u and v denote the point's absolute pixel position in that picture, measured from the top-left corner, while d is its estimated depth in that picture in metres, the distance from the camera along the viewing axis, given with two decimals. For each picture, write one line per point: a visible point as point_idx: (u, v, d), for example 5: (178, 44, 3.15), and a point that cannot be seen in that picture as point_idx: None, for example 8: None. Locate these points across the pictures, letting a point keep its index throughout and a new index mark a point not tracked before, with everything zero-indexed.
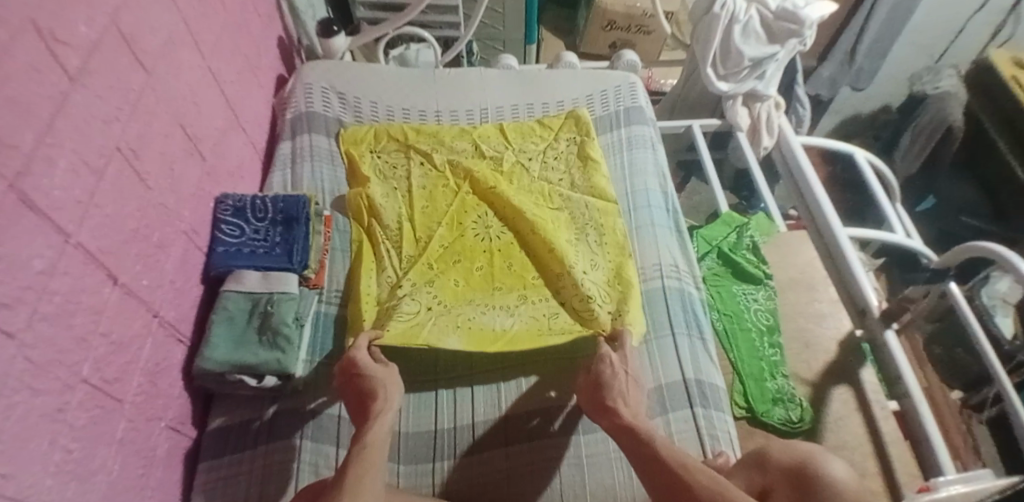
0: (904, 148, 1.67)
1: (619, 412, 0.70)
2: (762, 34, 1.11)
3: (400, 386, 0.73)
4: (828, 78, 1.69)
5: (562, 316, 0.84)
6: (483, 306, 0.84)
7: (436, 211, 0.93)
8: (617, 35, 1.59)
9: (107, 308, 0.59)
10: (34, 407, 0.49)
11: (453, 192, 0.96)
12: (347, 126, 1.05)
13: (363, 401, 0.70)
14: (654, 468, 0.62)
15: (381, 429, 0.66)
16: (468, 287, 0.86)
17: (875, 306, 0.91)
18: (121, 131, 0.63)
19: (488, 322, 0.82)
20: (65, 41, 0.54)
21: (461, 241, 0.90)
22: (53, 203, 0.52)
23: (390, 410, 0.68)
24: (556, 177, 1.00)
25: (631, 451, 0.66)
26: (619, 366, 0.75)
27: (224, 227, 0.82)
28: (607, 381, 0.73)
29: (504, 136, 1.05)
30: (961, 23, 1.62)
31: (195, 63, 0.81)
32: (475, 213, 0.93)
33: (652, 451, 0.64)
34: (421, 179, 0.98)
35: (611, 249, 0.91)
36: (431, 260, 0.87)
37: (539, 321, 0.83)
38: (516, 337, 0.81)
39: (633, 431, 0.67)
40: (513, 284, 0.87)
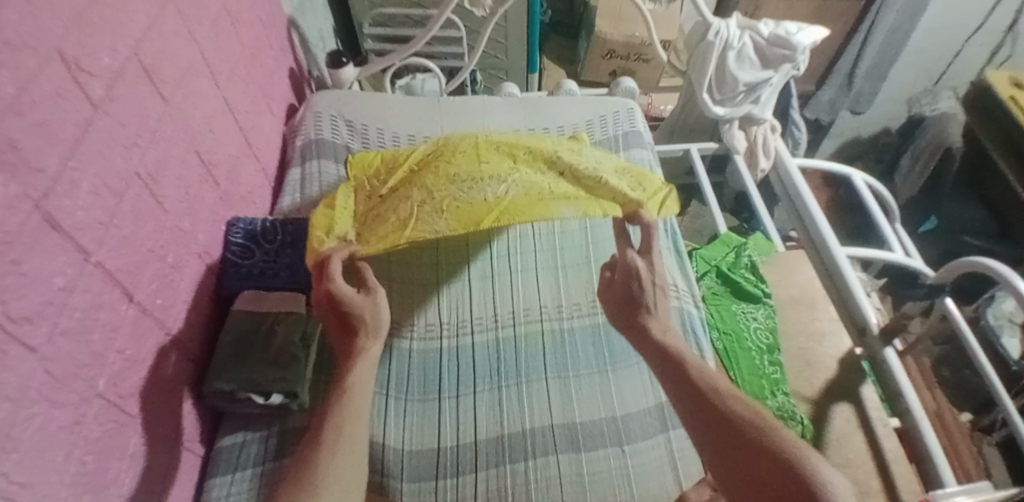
0: (905, 171, 1.69)
1: (648, 327, 0.70)
2: (757, 60, 1.14)
3: (384, 315, 0.71)
4: (828, 101, 1.71)
5: None
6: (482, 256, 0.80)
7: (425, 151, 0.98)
8: (617, 63, 1.64)
9: (123, 325, 0.62)
10: (52, 418, 0.51)
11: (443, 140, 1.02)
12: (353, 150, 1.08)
13: (347, 331, 0.70)
14: (686, 385, 0.61)
15: (364, 374, 0.66)
16: (452, 165, 0.89)
17: (874, 324, 0.92)
18: (140, 157, 0.66)
19: (477, 195, 0.84)
20: (89, 70, 0.58)
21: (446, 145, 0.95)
22: (76, 224, 0.55)
23: (373, 351, 0.68)
24: (549, 140, 1.02)
25: (665, 371, 0.64)
26: (649, 278, 0.73)
27: (234, 249, 0.85)
28: (639, 298, 0.72)
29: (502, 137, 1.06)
30: (958, 46, 1.67)
31: (210, 91, 0.85)
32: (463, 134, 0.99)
33: (686, 373, 0.62)
34: (417, 142, 1.05)
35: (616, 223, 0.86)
36: (413, 166, 0.92)
37: (533, 187, 0.86)
38: (514, 201, 0.83)
39: (668, 356, 0.65)
40: (501, 159, 0.91)
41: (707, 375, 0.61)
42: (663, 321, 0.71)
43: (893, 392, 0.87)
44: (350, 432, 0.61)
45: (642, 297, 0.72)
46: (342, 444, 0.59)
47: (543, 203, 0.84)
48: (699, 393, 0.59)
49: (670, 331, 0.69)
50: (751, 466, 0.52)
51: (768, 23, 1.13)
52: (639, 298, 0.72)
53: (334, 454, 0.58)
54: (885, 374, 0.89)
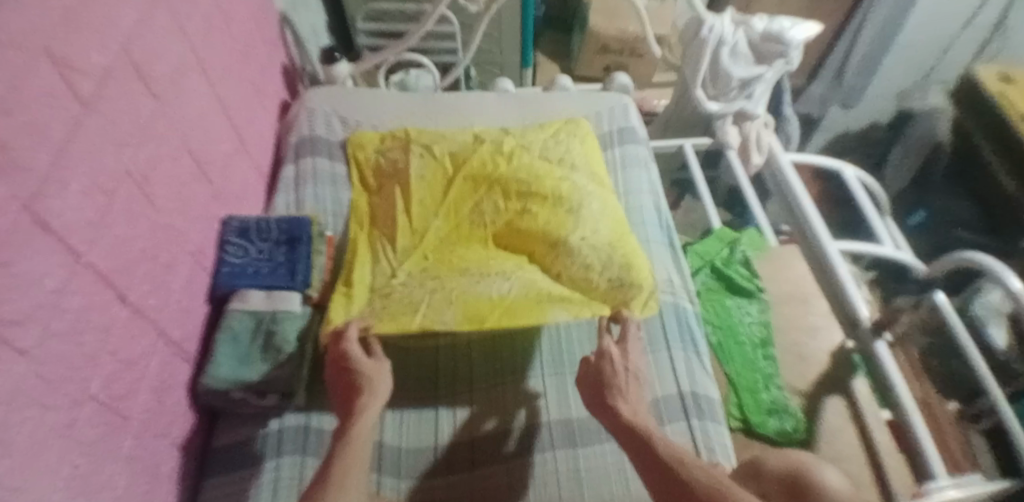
0: (896, 162, 1.85)
1: (618, 409, 0.70)
2: (750, 56, 1.15)
3: (389, 378, 0.73)
4: (819, 96, 1.80)
5: (556, 287, 0.84)
6: (478, 276, 0.82)
7: (432, 202, 0.94)
8: (611, 58, 1.64)
9: (115, 326, 0.61)
10: (43, 421, 0.51)
11: (450, 181, 0.96)
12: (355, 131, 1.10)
13: (349, 395, 0.71)
14: (650, 461, 0.64)
15: (369, 425, 0.68)
16: (463, 258, 0.86)
17: (865, 315, 0.93)
18: (131, 156, 0.66)
19: (483, 290, 0.80)
20: (77, 68, 0.57)
21: (458, 230, 0.91)
22: (65, 225, 0.54)
23: (376, 406, 0.69)
24: (556, 157, 1.00)
25: (634, 450, 0.66)
26: (620, 362, 0.75)
27: (229, 249, 0.85)
28: (608, 378, 0.73)
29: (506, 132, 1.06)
30: (948, 40, 1.66)
31: (202, 89, 0.84)
32: (471, 202, 0.94)
33: (649, 448, 0.65)
34: (420, 168, 0.98)
35: (612, 222, 0.92)
36: (427, 251, 0.87)
37: (535, 285, 0.82)
38: (514, 303, 0.80)
39: (632, 432, 0.67)
40: (507, 257, 0.87)
41: (672, 449, 0.64)
42: (634, 403, 0.71)
43: (884, 384, 0.88)
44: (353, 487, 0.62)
45: (610, 375, 0.73)
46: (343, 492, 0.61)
47: (539, 303, 0.80)
48: (666, 469, 0.62)
49: (640, 413, 0.70)
50: None
51: (762, 18, 1.12)
52: (610, 379, 0.73)
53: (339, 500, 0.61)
54: (876, 367, 0.90)
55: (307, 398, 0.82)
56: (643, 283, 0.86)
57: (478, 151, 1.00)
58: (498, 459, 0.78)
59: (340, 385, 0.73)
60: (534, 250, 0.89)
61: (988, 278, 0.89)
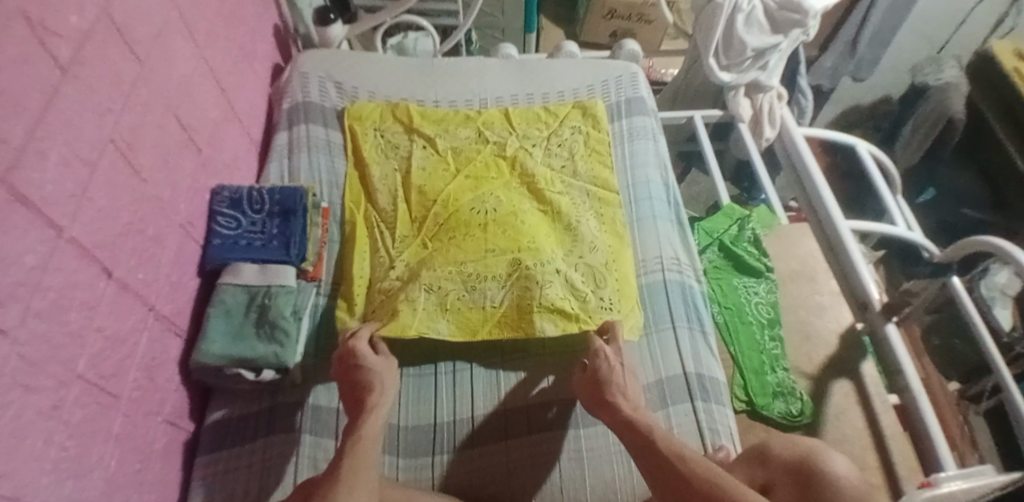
0: (906, 139, 1.67)
1: (618, 407, 0.69)
2: (766, 24, 1.09)
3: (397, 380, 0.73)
4: (830, 68, 1.63)
5: (553, 285, 0.81)
6: (472, 280, 0.82)
7: (432, 190, 0.93)
8: (617, 24, 1.57)
9: (102, 303, 0.58)
10: (29, 405, 0.48)
11: (453, 175, 0.95)
12: (353, 101, 1.05)
13: (357, 398, 0.69)
14: (650, 454, 0.62)
15: (376, 422, 0.66)
16: (459, 250, 0.84)
17: (875, 298, 0.91)
18: (114, 123, 0.62)
19: (478, 299, 0.81)
20: (55, 31, 0.53)
21: (455, 216, 0.88)
22: (45, 198, 0.51)
23: (385, 404, 0.68)
24: (558, 166, 0.99)
25: (631, 442, 0.65)
26: (615, 360, 0.75)
27: (220, 220, 0.81)
28: (606, 377, 0.73)
29: (509, 121, 1.04)
30: (965, 12, 1.58)
31: (189, 52, 0.79)
32: (471, 194, 0.92)
33: (649, 443, 0.63)
34: (422, 161, 0.97)
35: (610, 235, 0.91)
36: (427, 238, 0.87)
37: (529, 291, 0.80)
38: (507, 316, 0.80)
39: (632, 426, 0.66)
40: (506, 246, 0.84)
41: (670, 442, 0.63)
42: (633, 399, 0.71)
43: (893, 367, 0.86)
44: (365, 474, 0.60)
45: (608, 374, 0.73)
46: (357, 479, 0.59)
47: (528, 313, 0.79)
48: (663, 461, 0.60)
49: (640, 408, 0.70)
50: None
51: None
52: (609, 377, 0.72)
53: (352, 486, 0.58)
54: (885, 350, 0.88)
55: (303, 374, 0.79)
56: (637, 307, 0.85)
57: (481, 152, 0.99)
58: (543, 423, 0.78)
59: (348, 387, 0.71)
60: (533, 238, 0.85)
61: (1005, 262, 0.87)
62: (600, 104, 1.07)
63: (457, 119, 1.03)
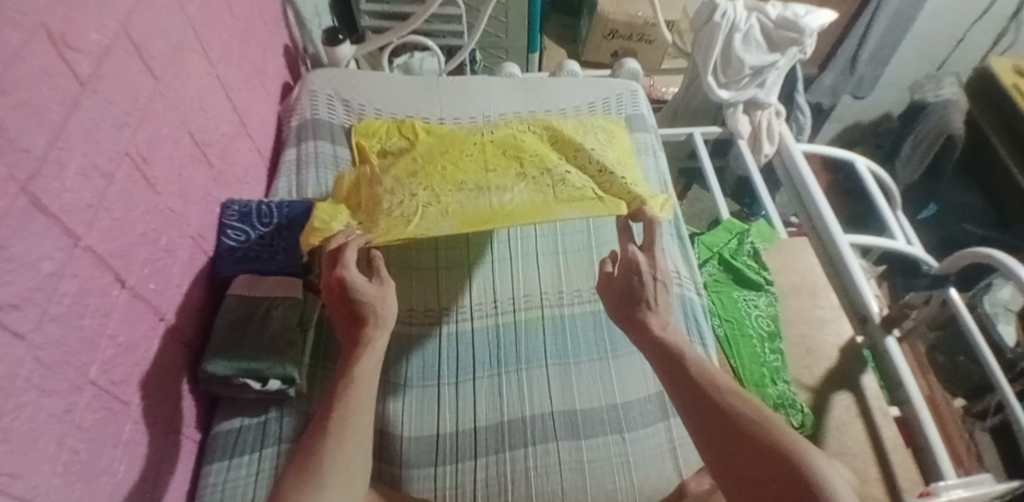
0: (907, 154, 1.63)
1: (648, 321, 0.69)
2: (764, 43, 1.12)
3: (395, 308, 0.70)
4: (830, 86, 1.66)
5: (566, 180, 0.87)
6: (474, 190, 0.85)
7: (430, 135, 0.99)
8: (619, 43, 1.60)
9: (114, 310, 0.60)
10: (42, 407, 0.50)
11: (449, 132, 0.99)
12: (358, 121, 1.07)
13: (350, 318, 0.68)
14: (687, 382, 0.60)
15: (370, 363, 0.65)
16: (457, 170, 0.88)
17: (875, 312, 0.92)
18: (130, 137, 0.64)
19: (482, 201, 0.83)
20: (77, 47, 0.56)
21: (452, 142, 0.95)
22: (63, 206, 0.53)
23: (382, 338, 0.67)
24: (558, 121, 1.04)
25: (666, 370, 0.63)
26: (649, 270, 0.72)
27: (229, 232, 0.83)
28: (643, 296, 0.71)
29: (510, 119, 1.06)
30: (963, 30, 1.60)
31: (203, 69, 0.82)
32: (468, 128, 0.99)
33: (686, 371, 0.61)
34: (420, 134, 1.00)
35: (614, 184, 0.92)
36: (418, 157, 0.91)
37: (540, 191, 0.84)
38: (517, 208, 0.82)
39: (667, 351, 0.65)
40: (507, 164, 0.90)
41: (708, 371, 0.61)
42: (665, 318, 0.70)
43: (894, 380, 0.87)
44: (355, 421, 0.61)
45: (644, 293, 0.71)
46: (348, 423, 0.60)
47: (546, 206, 0.82)
48: (701, 391, 0.58)
49: (671, 328, 0.69)
50: (755, 465, 0.51)
51: (775, 5, 1.12)
52: (643, 295, 0.71)
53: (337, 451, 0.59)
54: (886, 364, 0.89)
55: (308, 384, 0.81)
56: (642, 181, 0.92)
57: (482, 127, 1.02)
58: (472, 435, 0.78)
59: (341, 311, 0.69)
60: (534, 155, 0.91)
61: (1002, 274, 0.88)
62: (608, 116, 1.10)
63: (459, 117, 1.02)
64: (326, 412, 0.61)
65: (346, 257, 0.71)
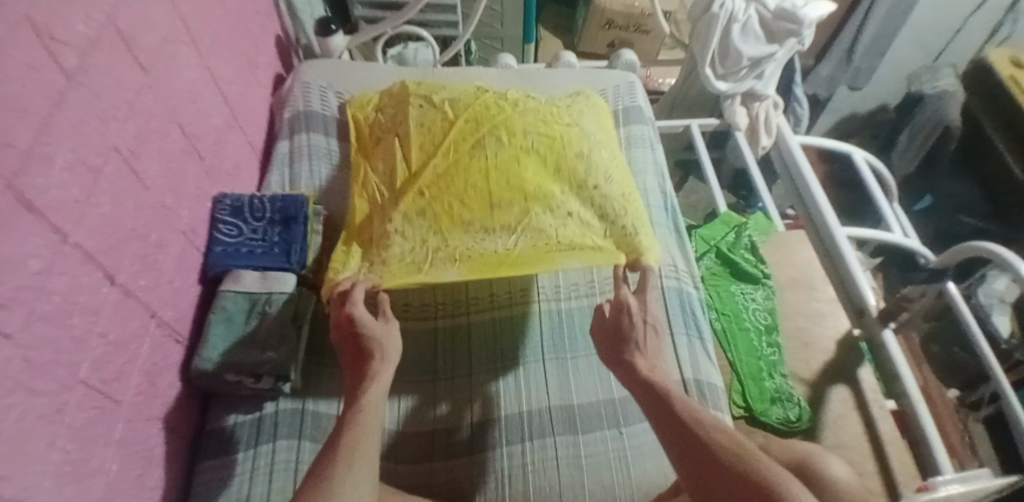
0: (902, 148, 1.66)
1: (636, 364, 0.68)
2: (762, 34, 1.11)
3: (399, 346, 0.71)
4: (826, 77, 1.63)
5: (567, 227, 0.83)
6: (481, 230, 0.80)
7: (430, 143, 0.89)
8: (615, 34, 1.59)
9: (104, 308, 0.59)
10: (31, 408, 0.49)
11: (450, 124, 0.91)
12: (351, 98, 1.04)
13: (356, 355, 0.70)
14: (672, 420, 0.61)
15: (378, 391, 0.65)
16: (464, 208, 0.82)
17: (872, 305, 0.92)
18: (118, 131, 0.63)
19: (487, 246, 0.79)
20: (62, 39, 0.54)
21: (456, 165, 0.85)
22: (50, 203, 0.52)
23: (387, 371, 0.67)
24: (563, 107, 0.96)
25: (648, 404, 0.64)
26: (638, 312, 0.73)
27: (221, 227, 0.82)
28: (630, 333, 0.71)
29: (509, 82, 1.01)
30: (959, 23, 1.56)
31: (192, 61, 0.81)
32: (472, 141, 0.88)
33: (670, 409, 0.62)
34: (418, 115, 0.93)
35: (619, 170, 0.91)
36: (423, 187, 0.83)
37: (543, 233, 0.81)
38: (522, 256, 0.79)
39: (651, 388, 0.65)
40: (512, 196, 0.83)
41: (689, 405, 0.63)
42: (652, 358, 0.70)
43: (890, 374, 0.87)
44: (366, 449, 0.60)
45: (632, 330, 0.72)
46: (361, 440, 0.60)
47: (550, 254, 0.80)
48: (683, 423, 0.60)
49: (658, 369, 0.68)
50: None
51: None
52: (632, 332, 0.71)
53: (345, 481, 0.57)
54: (882, 356, 0.89)
55: (303, 380, 0.81)
56: (655, 245, 0.85)
57: (480, 98, 0.95)
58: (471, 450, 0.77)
59: (352, 348, 0.70)
60: (540, 183, 0.85)
61: (998, 266, 0.88)
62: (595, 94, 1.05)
63: (465, 108, 0.93)
64: (334, 436, 0.61)
65: (354, 295, 0.73)
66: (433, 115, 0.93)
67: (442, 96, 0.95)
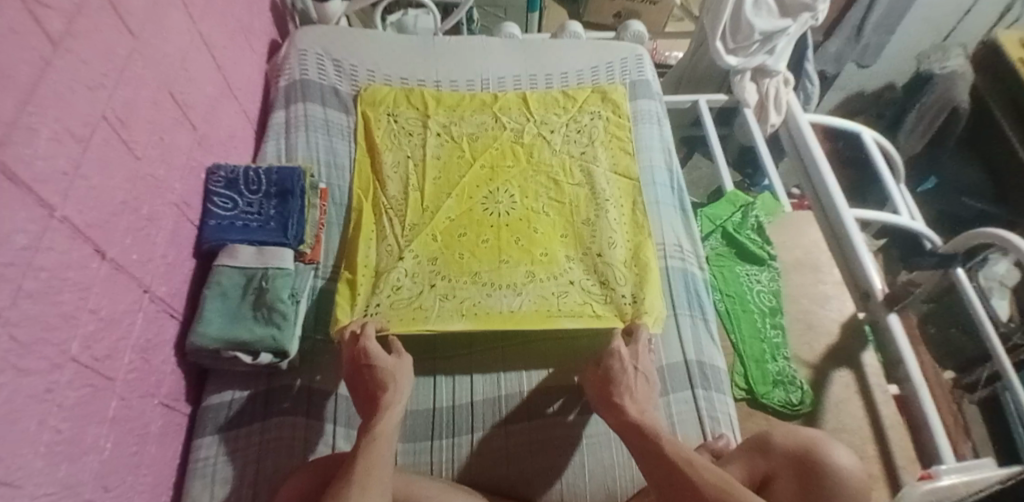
0: (909, 127, 1.58)
1: (625, 409, 0.69)
2: (775, 8, 1.08)
3: (410, 378, 0.72)
4: (835, 54, 1.55)
5: (570, 295, 0.82)
6: (489, 286, 0.82)
7: (446, 182, 0.93)
8: (622, 5, 1.54)
9: (95, 283, 0.57)
10: (20, 388, 0.47)
11: (468, 165, 0.95)
12: (365, 87, 1.03)
13: (360, 393, 0.70)
14: (661, 458, 0.61)
15: (391, 422, 0.65)
16: (474, 259, 0.85)
17: (879, 289, 0.91)
18: (107, 99, 0.60)
19: (493, 304, 0.81)
20: (46, 3, 0.51)
21: (469, 214, 0.89)
22: (36, 175, 0.49)
23: (400, 403, 0.67)
24: (577, 152, 0.98)
25: (635, 446, 0.64)
26: (629, 361, 0.74)
27: (216, 200, 0.79)
28: (620, 381, 0.72)
29: (526, 105, 1.03)
30: (970, 2, 1.52)
31: (184, 26, 0.77)
32: (485, 189, 0.92)
33: (658, 448, 0.62)
34: (436, 149, 0.97)
35: (628, 229, 0.90)
36: (436, 231, 0.87)
37: (546, 300, 0.81)
38: (524, 318, 0.79)
39: (639, 428, 0.66)
40: (519, 258, 0.85)
41: (676, 445, 0.62)
42: (641, 402, 0.70)
43: (894, 357, 0.86)
44: (378, 475, 0.58)
45: (623, 379, 0.72)
46: (371, 472, 0.58)
47: (551, 315, 0.80)
48: (673, 467, 0.59)
49: (647, 412, 0.69)
50: None
51: None
52: (622, 381, 0.71)
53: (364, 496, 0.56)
54: (887, 340, 0.88)
55: (301, 357, 0.78)
56: (660, 296, 0.83)
57: (497, 140, 0.98)
58: (543, 416, 0.77)
59: (358, 384, 0.71)
60: (546, 248, 0.86)
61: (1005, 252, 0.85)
62: (620, 89, 1.06)
63: (480, 146, 0.97)
64: (353, 454, 0.60)
65: (367, 331, 0.73)
66: (451, 150, 0.97)
67: (460, 122, 1.00)
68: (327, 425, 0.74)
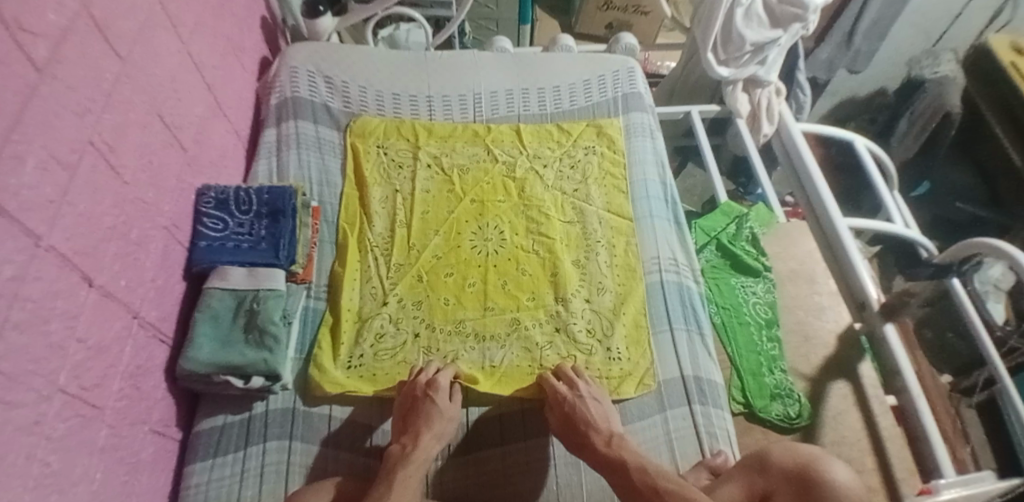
0: (901, 132, 1.59)
1: (592, 441, 0.69)
2: (766, 19, 1.07)
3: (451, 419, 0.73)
4: (826, 61, 1.56)
5: (554, 348, 0.81)
6: (473, 339, 0.82)
7: (435, 217, 0.93)
8: (614, 15, 1.55)
9: (83, 311, 0.56)
10: (8, 421, 0.46)
11: (457, 200, 0.95)
12: (356, 116, 1.02)
13: (406, 416, 0.72)
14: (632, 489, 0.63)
15: (422, 457, 0.67)
16: (459, 306, 0.84)
17: (874, 298, 0.92)
18: (94, 124, 0.59)
19: (476, 359, 0.80)
20: (32, 30, 0.51)
21: (456, 252, 0.89)
22: (23, 205, 0.49)
23: (438, 440, 0.70)
24: (570, 188, 0.98)
25: (619, 485, 0.65)
26: (581, 397, 0.73)
27: (206, 220, 0.79)
28: (584, 418, 0.71)
29: (519, 138, 1.03)
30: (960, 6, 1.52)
31: (173, 48, 0.76)
32: (474, 224, 0.92)
33: (631, 483, 0.64)
34: (425, 182, 0.96)
35: (620, 271, 0.89)
36: (422, 271, 0.87)
37: (529, 354, 0.81)
38: (506, 375, 0.79)
39: (609, 464, 0.67)
40: (505, 304, 0.85)
41: (649, 475, 0.63)
42: (607, 430, 0.71)
43: (892, 367, 0.86)
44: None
45: (585, 415, 0.71)
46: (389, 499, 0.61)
47: (533, 370, 0.79)
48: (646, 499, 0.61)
49: (615, 440, 0.69)
50: None
51: None
52: (585, 418, 0.71)
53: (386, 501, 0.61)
54: (884, 351, 0.88)
55: (294, 377, 0.78)
56: (648, 354, 0.82)
57: (488, 173, 0.98)
58: (526, 437, 0.76)
59: (404, 407, 0.73)
60: (534, 293, 0.86)
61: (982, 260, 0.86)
62: (615, 122, 1.06)
63: (471, 180, 0.97)
64: (388, 476, 0.64)
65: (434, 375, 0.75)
66: (440, 185, 0.96)
67: (450, 154, 1.00)
68: (318, 446, 0.73)
